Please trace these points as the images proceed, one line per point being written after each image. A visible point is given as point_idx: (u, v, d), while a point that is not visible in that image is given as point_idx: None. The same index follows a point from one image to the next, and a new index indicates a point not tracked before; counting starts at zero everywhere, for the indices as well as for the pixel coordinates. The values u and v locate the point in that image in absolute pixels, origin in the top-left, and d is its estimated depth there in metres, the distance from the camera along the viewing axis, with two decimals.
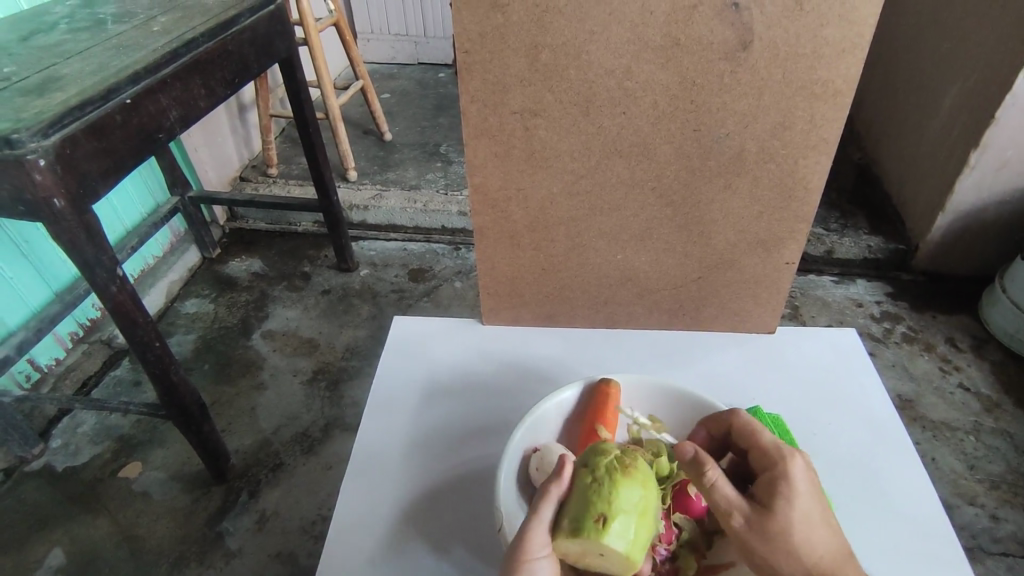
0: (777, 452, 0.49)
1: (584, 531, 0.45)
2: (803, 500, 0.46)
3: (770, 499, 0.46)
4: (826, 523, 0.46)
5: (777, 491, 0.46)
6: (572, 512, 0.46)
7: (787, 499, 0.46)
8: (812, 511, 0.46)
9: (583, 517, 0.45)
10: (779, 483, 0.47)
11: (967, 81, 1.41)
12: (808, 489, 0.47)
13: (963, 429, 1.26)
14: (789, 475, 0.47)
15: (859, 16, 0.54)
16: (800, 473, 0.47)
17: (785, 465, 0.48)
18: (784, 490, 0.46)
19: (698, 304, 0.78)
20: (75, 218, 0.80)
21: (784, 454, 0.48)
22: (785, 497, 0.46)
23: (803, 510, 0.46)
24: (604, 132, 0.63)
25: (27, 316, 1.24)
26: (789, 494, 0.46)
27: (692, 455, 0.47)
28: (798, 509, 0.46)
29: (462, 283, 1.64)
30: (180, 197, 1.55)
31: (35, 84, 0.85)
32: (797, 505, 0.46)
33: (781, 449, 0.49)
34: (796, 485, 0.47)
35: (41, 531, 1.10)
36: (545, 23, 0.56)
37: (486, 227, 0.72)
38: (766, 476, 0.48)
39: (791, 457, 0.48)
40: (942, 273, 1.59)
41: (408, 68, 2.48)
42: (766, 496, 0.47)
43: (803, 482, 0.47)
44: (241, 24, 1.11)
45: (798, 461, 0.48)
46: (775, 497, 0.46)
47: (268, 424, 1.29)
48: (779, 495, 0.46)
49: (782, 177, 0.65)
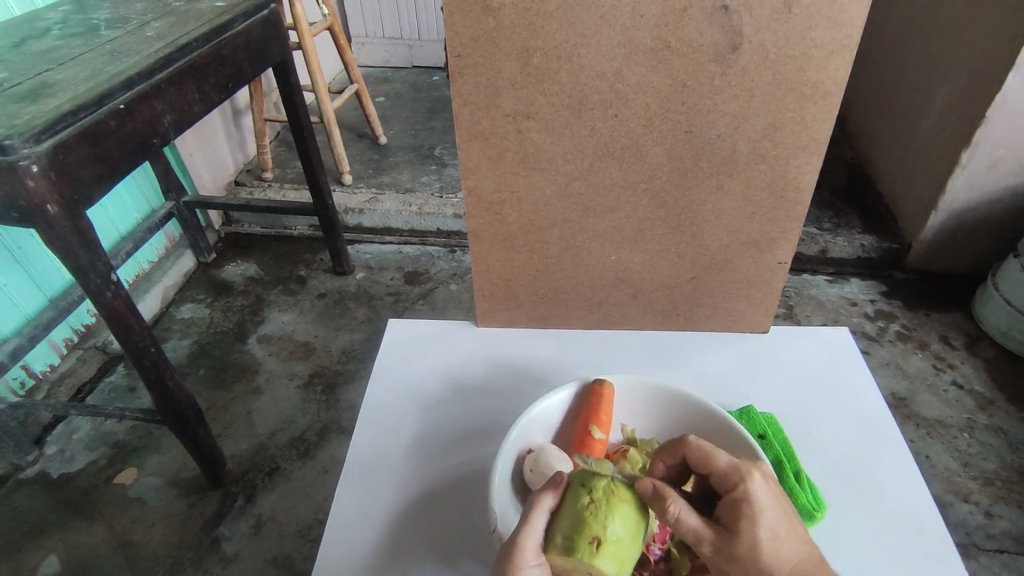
0: (734, 471, 0.48)
1: (576, 550, 0.45)
2: (767, 517, 0.46)
3: (735, 521, 0.46)
4: (792, 532, 0.47)
5: (741, 514, 0.46)
6: (565, 528, 0.46)
7: (751, 518, 0.46)
8: (777, 525, 0.47)
9: (576, 537, 0.45)
10: (741, 505, 0.47)
11: (958, 80, 1.42)
12: (770, 503, 0.47)
13: (957, 426, 1.26)
14: (751, 494, 0.47)
15: (847, 17, 0.55)
16: (760, 488, 0.47)
17: (745, 485, 0.48)
18: (747, 512, 0.46)
19: (692, 305, 0.79)
20: (68, 224, 0.80)
21: (742, 472, 0.48)
22: (750, 520, 0.46)
23: (769, 527, 0.46)
24: (596, 134, 0.63)
25: (21, 323, 1.24)
26: (754, 515, 0.46)
27: (652, 490, 0.47)
28: (763, 528, 0.46)
29: (458, 285, 1.65)
30: (174, 202, 1.54)
31: (27, 90, 0.85)
32: (762, 523, 0.46)
33: (738, 466, 0.48)
34: (760, 503, 0.47)
35: (36, 538, 1.10)
36: (536, 27, 0.57)
37: (480, 230, 0.72)
38: (728, 498, 0.48)
39: (750, 474, 0.48)
40: (935, 271, 1.60)
41: (402, 71, 2.48)
42: (731, 518, 0.47)
43: (765, 498, 0.47)
44: (234, 28, 1.11)
45: (756, 476, 0.48)
46: (740, 520, 0.46)
47: (264, 428, 1.29)
48: (745, 517, 0.46)
49: (774, 178, 0.65)
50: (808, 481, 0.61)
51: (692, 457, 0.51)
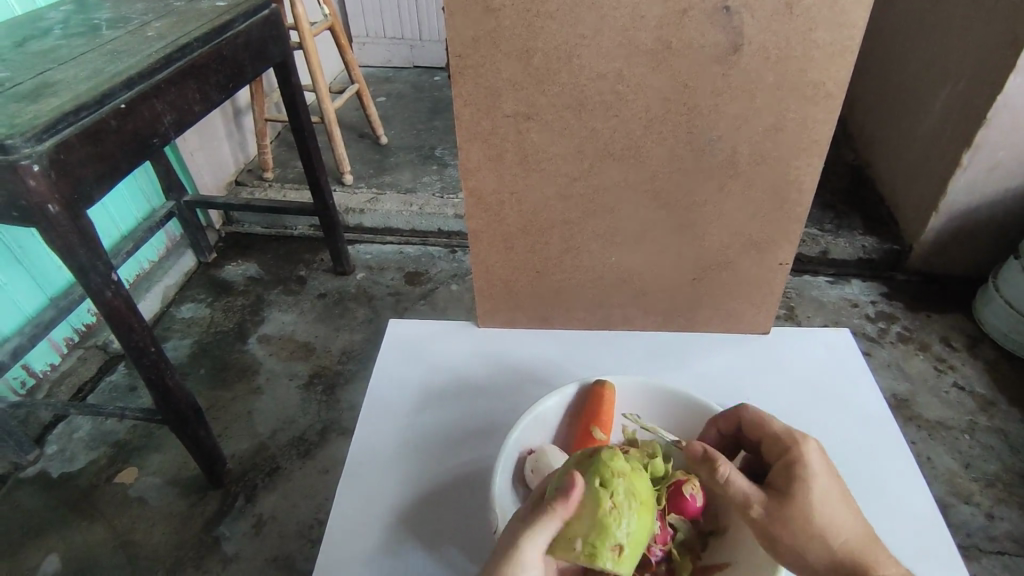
0: (786, 436, 0.52)
1: (597, 557, 0.45)
2: (820, 480, 0.48)
3: (787, 483, 0.48)
4: (846, 502, 0.48)
5: (793, 476, 0.49)
6: (586, 534, 0.45)
7: (804, 479, 0.48)
8: (829, 492, 0.48)
9: (598, 544, 0.45)
10: (794, 466, 0.49)
11: (959, 81, 1.42)
12: (823, 469, 0.49)
13: (958, 428, 1.26)
14: (804, 456, 0.50)
15: (848, 19, 0.55)
16: (813, 453, 0.50)
17: (798, 447, 0.50)
18: (800, 471, 0.49)
19: (693, 306, 0.79)
20: (70, 224, 0.80)
21: (795, 438, 0.51)
22: (802, 480, 0.48)
23: (821, 491, 0.48)
24: (597, 135, 0.63)
25: (22, 322, 1.24)
26: (807, 476, 0.48)
27: (702, 453, 0.49)
28: (816, 489, 0.48)
29: (458, 285, 1.64)
30: (175, 202, 1.54)
31: (28, 89, 0.85)
32: (813, 485, 0.48)
33: (790, 434, 0.52)
34: (812, 466, 0.49)
35: (36, 538, 1.10)
36: (537, 27, 0.57)
37: (481, 230, 0.72)
38: (780, 462, 0.50)
39: (802, 438, 0.51)
40: (936, 273, 1.60)
41: (403, 71, 2.48)
42: (784, 481, 0.49)
43: (816, 461, 0.50)
44: (236, 28, 1.11)
45: (809, 443, 0.51)
46: (792, 480, 0.48)
47: (265, 428, 1.29)
48: (797, 477, 0.48)
49: (774, 179, 0.65)
50: None
51: (747, 425, 0.55)
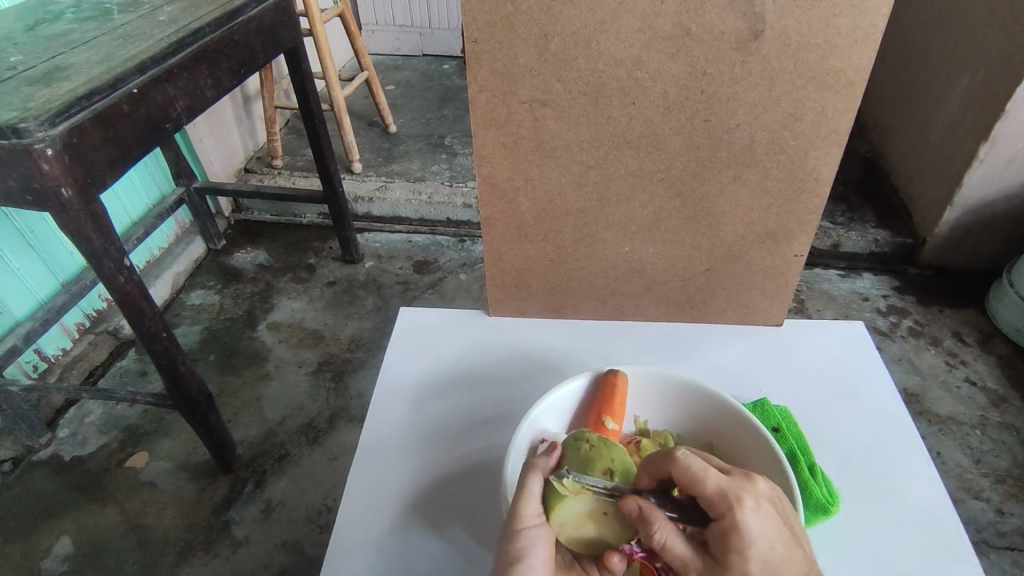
0: (722, 497, 0.44)
1: (594, 480, 0.49)
2: (758, 548, 0.43)
3: (724, 554, 0.43)
4: (787, 560, 0.44)
5: (730, 550, 0.43)
6: (575, 468, 0.50)
7: (740, 552, 0.43)
8: (768, 556, 0.43)
9: (589, 469, 0.49)
10: (730, 538, 0.43)
11: (978, 73, 1.40)
12: (762, 534, 0.43)
13: (969, 423, 1.25)
14: (741, 524, 0.43)
15: (872, 5, 0.53)
16: (751, 516, 0.43)
17: (733, 513, 0.43)
18: (736, 544, 0.43)
19: (706, 296, 0.78)
20: (82, 208, 0.80)
21: (730, 500, 0.44)
22: (740, 555, 0.43)
23: (761, 560, 0.43)
24: (613, 122, 0.63)
25: (34, 307, 1.24)
26: (744, 550, 0.42)
27: (637, 512, 0.44)
28: (754, 560, 0.43)
29: (467, 275, 1.64)
30: (185, 188, 1.54)
31: (41, 74, 0.85)
32: (752, 557, 0.43)
33: (727, 492, 0.44)
34: (750, 535, 0.43)
35: (49, 519, 1.11)
36: (555, 12, 0.56)
37: (494, 218, 0.72)
38: (716, 527, 0.44)
39: (738, 501, 0.44)
40: (949, 267, 1.58)
41: (413, 59, 2.47)
42: (720, 549, 0.43)
43: (757, 527, 0.43)
44: (247, 14, 1.11)
45: (746, 503, 0.44)
46: (729, 553, 0.43)
47: (274, 414, 1.30)
48: (733, 550, 0.43)
49: (792, 169, 0.65)
50: (824, 476, 0.61)
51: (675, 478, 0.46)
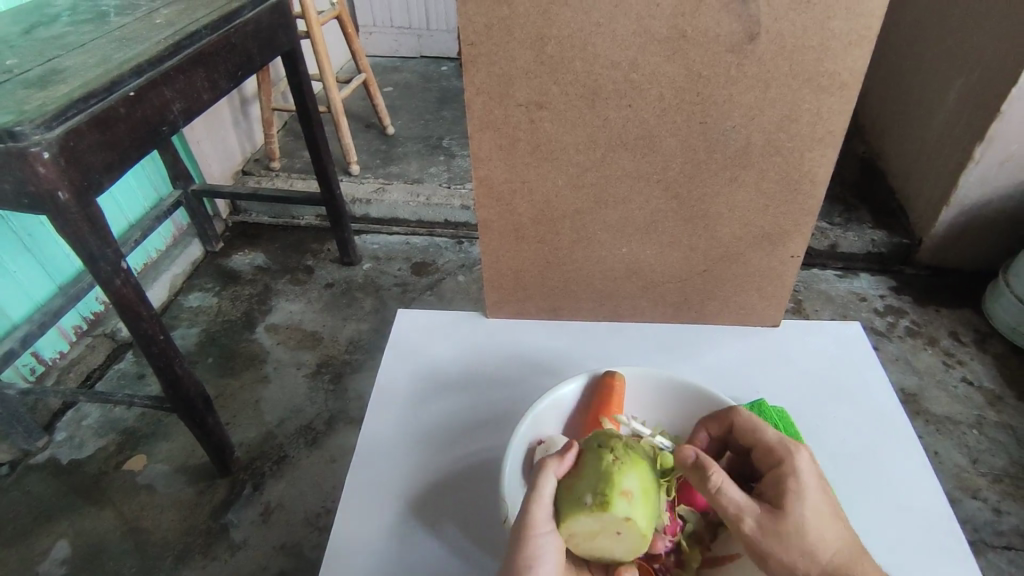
0: (780, 445, 0.50)
1: (610, 503, 0.46)
2: (812, 495, 0.48)
3: (779, 497, 0.48)
4: (834, 516, 0.48)
5: (787, 489, 0.48)
6: (593, 484, 0.47)
7: (796, 492, 0.47)
8: (821, 508, 0.47)
9: (607, 490, 0.46)
10: (786, 478, 0.48)
11: (973, 74, 1.41)
12: (815, 483, 0.48)
13: (966, 422, 1.26)
14: (797, 469, 0.48)
15: (867, 8, 0.54)
16: (806, 464, 0.49)
17: (790, 459, 0.49)
18: (791, 484, 0.48)
19: (703, 298, 0.78)
20: (79, 211, 0.80)
21: (787, 448, 0.50)
22: (795, 492, 0.47)
23: (812, 506, 0.47)
24: (610, 125, 0.63)
25: (31, 310, 1.24)
26: (799, 491, 0.47)
27: (695, 459, 0.48)
28: (808, 505, 0.47)
29: (465, 276, 1.64)
30: (182, 191, 1.55)
31: (37, 77, 0.85)
32: (806, 499, 0.47)
33: (785, 443, 0.51)
34: (804, 480, 0.48)
35: (46, 523, 1.11)
36: (550, 14, 0.56)
37: (491, 220, 0.72)
38: (772, 472, 0.49)
39: (795, 450, 0.50)
40: (946, 267, 1.59)
41: (410, 61, 2.47)
42: (776, 493, 0.48)
43: (808, 473, 0.49)
44: (244, 16, 1.11)
45: (801, 454, 0.50)
46: (785, 494, 0.47)
47: (272, 417, 1.30)
48: (789, 491, 0.47)
49: (788, 171, 0.65)
50: None
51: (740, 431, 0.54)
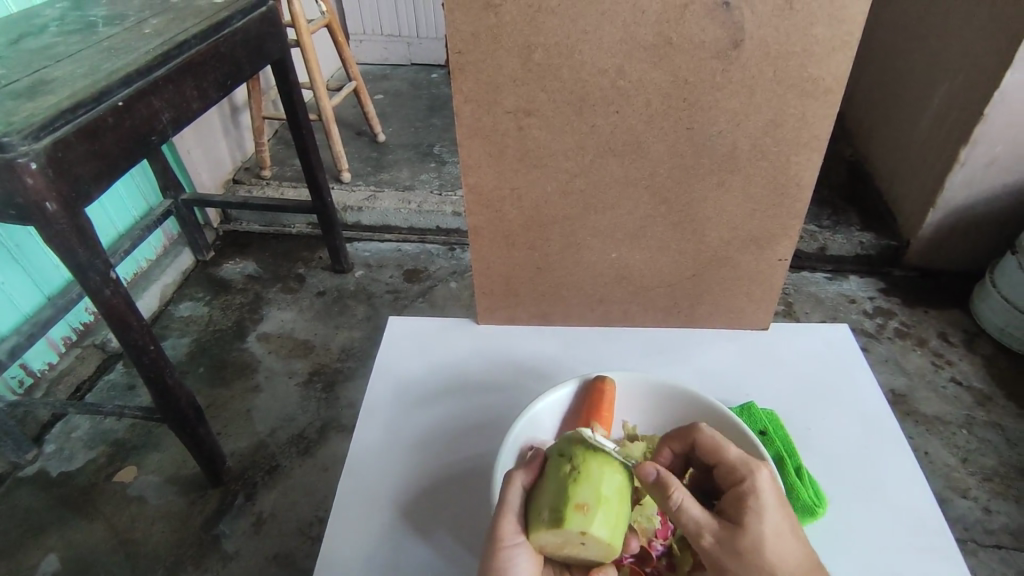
0: (741, 463, 0.49)
1: (564, 520, 0.45)
2: (771, 515, 0.47)
3: (741, 516, 0.46)
4: (796, 536, 0.47)
5: (748, 509, 0.47)
6: (550, 499, 0.47)
7: (757, 513, 0.46)
8: (781, 527, 0.46)
9: (561, 506, 0.46)
10: (746, 498, 0.47)
11: (957, 78, 1.43)
12: (776, 504, 0.47)
13: (956, 423, 1.27)
14: (757, 489, 0.47)
15: (849, 15, 0.55)
16: (767, 484, 0.48)
17: (751, 478, 0.48)
18: (753, 504, 0.47)
19: (693, 301, 0.79)
20: (68, 222, 0.80)
21: (750, 466, 0.49)
22: (756, 514, 0.46)
23: (773, 527, 0.46)
24: (597, 131, 0.63)
25: (20, 321, 1.23)
26: (758, 510, 0.46)
27: (655, 476, 0.47)
28: (768, 525, 0.46)
29: (457, 283, 1.65)
30: (172, 200, 1.53)
31: (25, 87, 0.85)
32: (766, 519, 0.46)
33: (746, 460, 0.49)
34: (764, 499, 0.47)
35: (35, 537, 1.10)
36: (537, 23, 0.57)
37: (481, 227, 0.72)
38: (734, 491, 0.48)
39: (757, 467, 0.49)
40: (933, 269, 1.61)
41: (400, 69, 2.48)
42: (737, 513, 0.47)
43: (769, 494, 0.48)
44: (233, 25, 1.11)
45: (763, 471, 0.49)
46: (746, 514, 0.46)
47: (264, 426, 1.29)
48: (750, 511, 0.46)
49: (774, 175, 0.65)
50: (810, 477, 0.61)
51: (702, 446, 0.53)
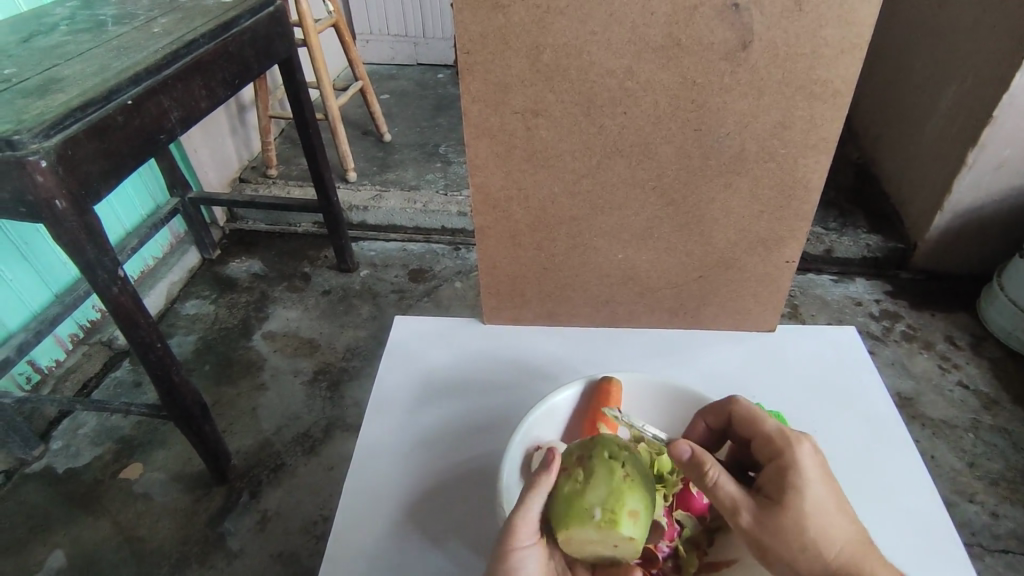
0: (782, 437, 0.51)
1: (617, 523, 0.46)
2: (813, 487, 0.47)
3: (780, 490, 0.48)
4: (837, 507, 0.48)
5: (786, 482, 0.48)
6: (603, 500, 0.47)
7: (797, 486, 0.47)
8: (823, 498, 0.47)
9: (616, 508, 0.46)
10: (788, 471, 0.48)
11: (965, 80, 1.42)
12: (818, 476, 0.48)
13: (962, 426, 1.26)
14: (798, 460, 0.48)
15: (859, 17, 0.54)
16: (808, 456, 0.49)
17: (791, 450, 0.49)
18: (793, 476, 0.48)
19: (700, 303, 0.79)
20: (77, 220, 0.80)
21: (789, 440, 0.50)
22: (795, 487, 0.47)
23: (814, 500, 0.47)
24: (605, 132, 0.63)
25: (28, 318, 1.24)
26: (799, 483, 0.47)
27: (690, 454, 0.48)
28: (809, 498, 0.47)
29: (462, 283, 1.65)
30: (179, 199, 1.55)
31: (35, 85, 0.85)
32: (807, 493, 0.47)
33: (786, 435, 0.51)
34: (806, 471, 0.48)
35: (42, 533, 1.10)
36: (546, 24, 0.57)
37: (487, 227, 0.72)
38: (773, 465, 0.49)
39: (797, 441, 0.50)
40: (941, 272, 1.60)
41: (407, 69, 2.48)
42: (776, 487, 0.48)
43: (811, 466, 0.48)
44: (241, 25, 1.11)
45: (804, 445, 0.50)
46: (784, 487, 0.47)
47: (270, 424, 1.29)
48: (789, 484, 0.47)
49: (782, 177, 0.65)
50: None
51: (740, 420, 0.54)
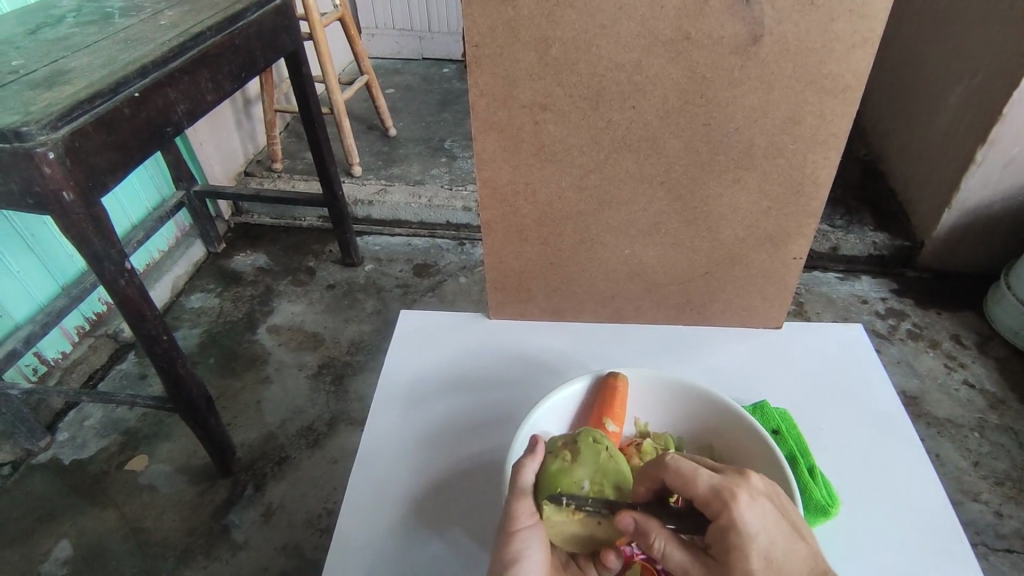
0: (715, 494, 0.44)
1: None
2: (760, 542, 0.42)
3: (724, 555, 0.43)
4: (790, 550, 0.43)
5: (731, 548, 0.42)
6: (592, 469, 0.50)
7: (741, 551, 0.42)
8: (773, 551, 0.42)
9: None
10: (728, 535, 0.43)
11: (975, 78, 1.41)
12: (763, 529, 0.43)
13: (968, 425, 1.26)
14: (737, 521, 0.43)
15: (871, 11, 0.54)
16: (747, 512, 0.43)
17: (729, 510, 0.43)
18: (735, 542, 0.42)
19: (706, 299, 0.78)
20: (84, 212, 0.80)
21: (725, 498, 0.43)
22: (740, 553, 0.42)
23: (763, 559, 0.42)
24: (613, 126, 0.63)
25: (34, 311, 1.25)
26: (743, 549, 0.42)
27: (634, 525, 0.45)
28: (756, 558, 0.42)
29: (467, 278, 1.65)
30: (185, 192, 1.55)
31: (43, 77, 0.85)
32: (753, 556, 0.42)
33: (720, 490, 0.44)
34: (749, 530, 0.43)
35: (48, 524, 1.11)
36: (555, 17, 0.57)
37: (494, 222, 0.72)
38: (713, 527, 0.44)
39: (732, 498, 0.43)
40: (947, 270, 1.59)
41: (412, 63, 2.48)
42: (720, 550, 0.43)
43: (754, 522, 0.43)
44: (248, 18, 1.11)
45: (741, 500, 0.43)
46: (729, 553, 0.42)
47: (274, 418, 1.30)
48: (734, 549, 0.42)
49: (791, 173, 0.65)
50: (822, 477, 0.61)
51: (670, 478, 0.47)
